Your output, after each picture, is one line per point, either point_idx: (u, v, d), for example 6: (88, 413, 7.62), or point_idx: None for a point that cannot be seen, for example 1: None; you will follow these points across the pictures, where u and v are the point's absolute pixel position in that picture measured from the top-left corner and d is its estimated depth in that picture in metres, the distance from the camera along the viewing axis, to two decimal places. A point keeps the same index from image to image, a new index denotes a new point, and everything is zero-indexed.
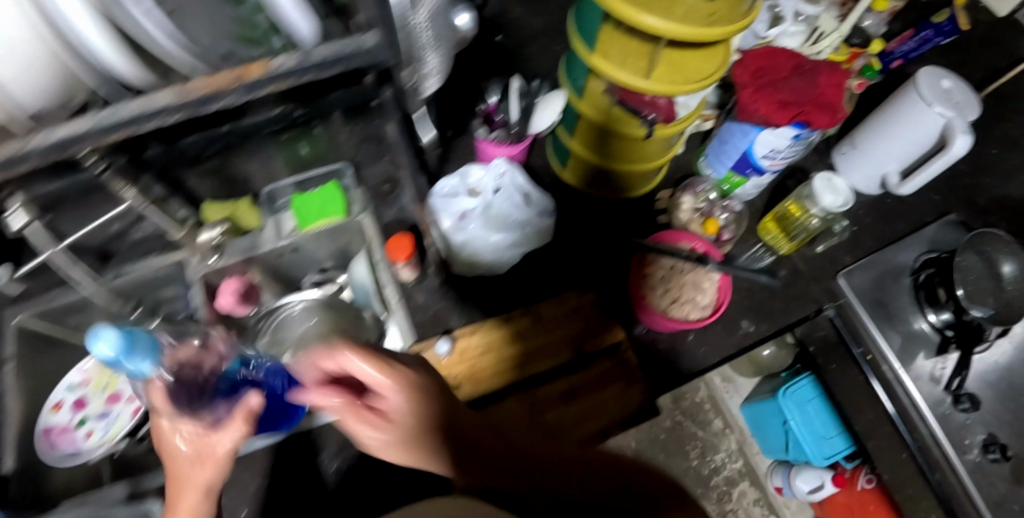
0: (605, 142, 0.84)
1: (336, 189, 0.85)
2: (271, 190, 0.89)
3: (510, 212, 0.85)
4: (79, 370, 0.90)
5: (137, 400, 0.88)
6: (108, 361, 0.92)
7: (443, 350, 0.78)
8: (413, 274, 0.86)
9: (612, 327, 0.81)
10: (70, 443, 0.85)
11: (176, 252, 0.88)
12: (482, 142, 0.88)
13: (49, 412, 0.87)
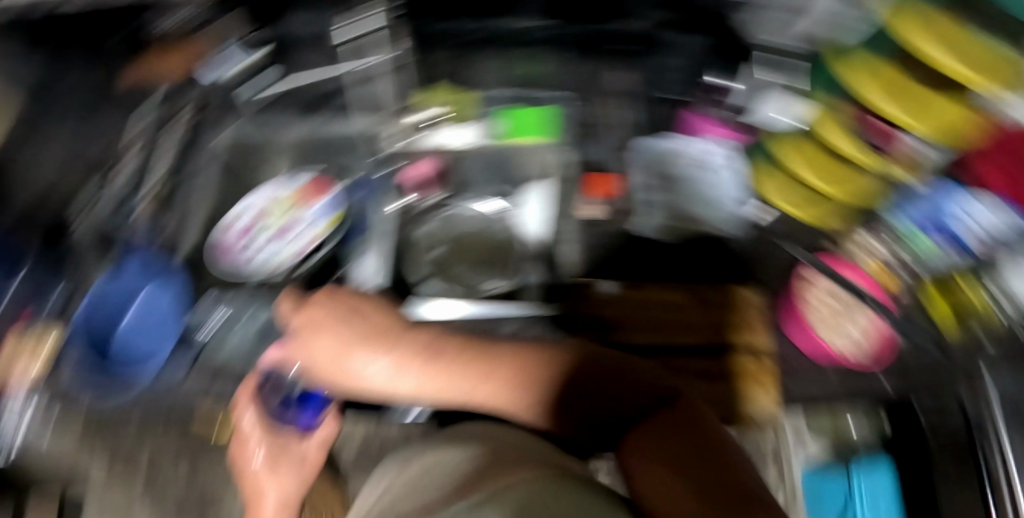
0: (820, 161, 0.80)
1: (554, 113, 0.92)
2: (490, 94, 0.92)
3: (722, 190, 0.92)
4: (259, 194, 0.86)
5: (298, 244, 0.88)
6: (287, 191, 0.87)
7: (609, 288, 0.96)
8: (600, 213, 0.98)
9: (747, 329, 0.94)
10: (234, 251, 0.87)
11: (387, 122, 0.91)
12: (698, 117, 0.90)
13: (231, 218, 0.86)
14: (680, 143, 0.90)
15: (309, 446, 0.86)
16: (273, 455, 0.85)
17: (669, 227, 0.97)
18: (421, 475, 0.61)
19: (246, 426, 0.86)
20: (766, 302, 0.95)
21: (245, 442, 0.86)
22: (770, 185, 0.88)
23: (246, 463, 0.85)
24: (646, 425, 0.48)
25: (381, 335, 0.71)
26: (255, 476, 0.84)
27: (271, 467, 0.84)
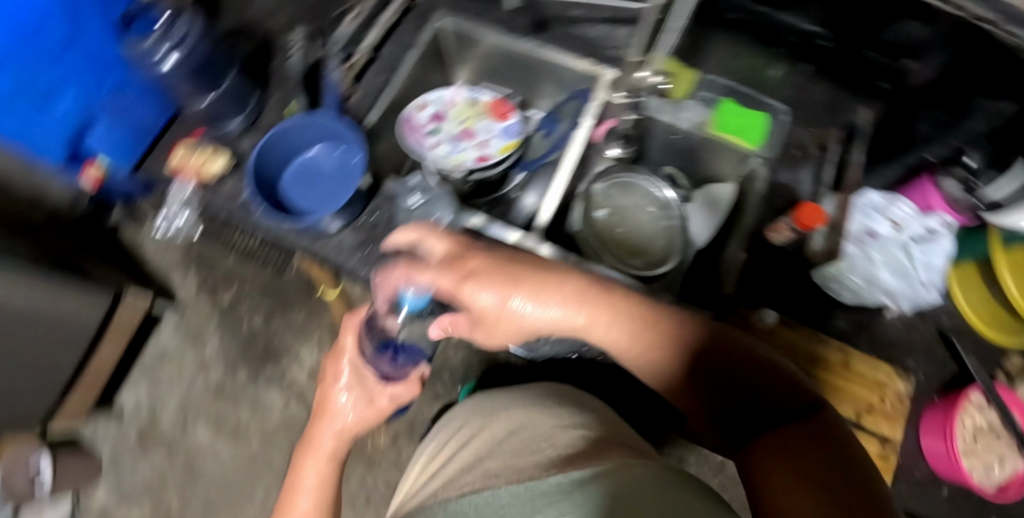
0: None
1: (765, 119, 0.79)
2: (709, 78, 0.83)
3: (919, 267, 0.78)
4: (452, 92, 0.89)
5: (486, 149, 0.84)
6: (476, 102, 0.90)
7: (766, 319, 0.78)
8: (790, 239, 0.79)
9: (895, 423, 0.75)
10: (417, 140, 0.85)
11: (599, 67, 0.84)
12: (931, 186, 0.76)
13: (414, 105, 0.88)
14: (883, 202, 0.78)
15: (385, 394, 0.68)
16: (358, 396, 0.67)
17: (862, 295, 0.80)
18: (490, 414, 0.61)
19: (346, 351, 0.67)
20: (906, 395, 0.77)
21: (336, 365, 0.68)
22: (960, 283, 0.82)
23: (329, 388, 0.68)
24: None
25: (508, 261, 0.53)
26: (329, 410, 0.67)
27: (349, 406, 0.66)
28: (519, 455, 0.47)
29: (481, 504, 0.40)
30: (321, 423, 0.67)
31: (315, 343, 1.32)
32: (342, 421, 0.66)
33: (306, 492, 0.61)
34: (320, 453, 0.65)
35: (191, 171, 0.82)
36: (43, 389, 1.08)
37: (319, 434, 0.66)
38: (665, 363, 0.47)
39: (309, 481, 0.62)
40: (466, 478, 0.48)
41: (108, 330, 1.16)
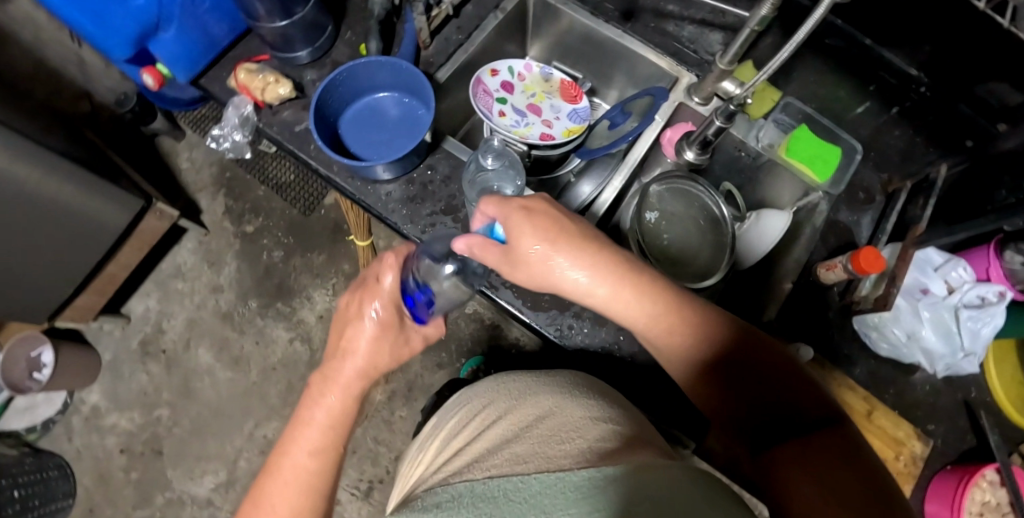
0: None
1: (835, 153, 0.78)
2: (788, 101, 0.82)
3: (962, 333, 0.76)
4: (527, 64, 0.90)
5: (550, 127, 0.87)
6: (548, 80, 0.91)
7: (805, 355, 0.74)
8: (842, 277, 0.75)
9: (905, 483, 0.76)
10: (484, 104, 0.84)
11: (681, 70, 0.83)
12: (994, 255, 0.75)
13: (488, 69, 0.87)
14: (940, 261, 0.78)
15: (415, 338, 0.59)
16: (388, 341, 0.56)
17: (897, 347, 0.79)
18: (513, 398, 0.59)
19: (381, 288, 0.55)
20: (921, 457, 0.76)
21: (366, 299, 0.56)
22: (994, 357, 0.82)
23: (348, 322, 0.56)
24: (815, 460, 0.43)
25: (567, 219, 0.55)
26: (348, 348, 0.55)
27: (373, 347, 0.55)
28: (547, 446, 0.46)
29: (510, 490, 0.37)
30: (335, 361, 0.55)
31: (328, 288, 1.32)
32: (364, 362, 0.55)
33: (316, 427, 0.52)
34: (335, 394, 0.54)
35: (254, 94, 0.78)
36: (58, 281, 1.08)
37: (334, 371, 0.55)
38: (693, 346, 0.51)
39: (319, 418, 0.53)
40: (491, 460, 0.46)
41: (131, 237, 1.16)
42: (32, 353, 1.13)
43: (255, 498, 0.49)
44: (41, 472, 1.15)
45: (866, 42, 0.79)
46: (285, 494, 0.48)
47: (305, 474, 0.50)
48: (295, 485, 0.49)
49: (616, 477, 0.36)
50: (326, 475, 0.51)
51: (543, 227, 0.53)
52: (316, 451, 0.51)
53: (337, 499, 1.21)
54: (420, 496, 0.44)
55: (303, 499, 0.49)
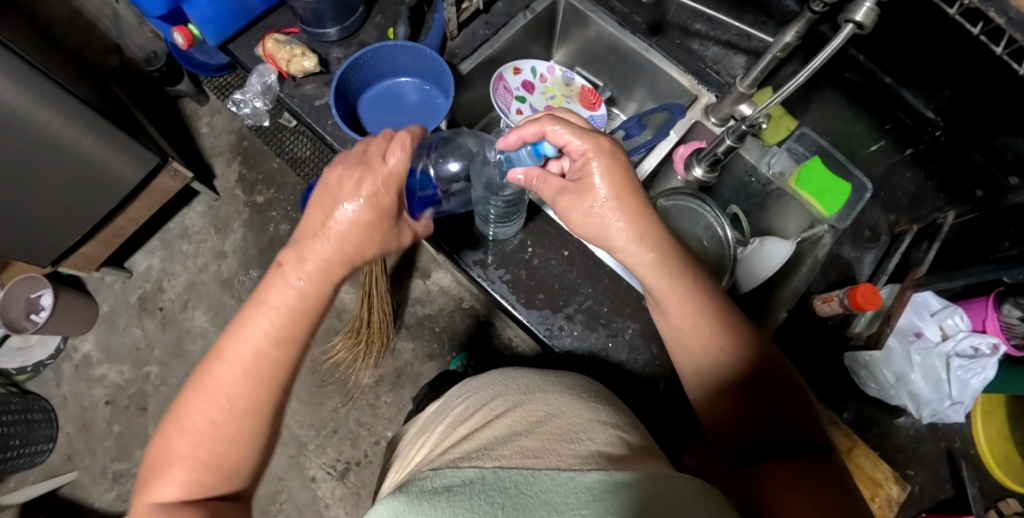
0: None
1: (844, 190, 0.80)
2: (804, 132, 0.83)
3: (952, 381, 0.76)
4: (550, 67, 0.92)
5: None
6: (569, 85, 0.93)
7: None
8: (835, 311, 0.76)
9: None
10: (503, 101, 0.86)
11: (702, 90, 0.84)
12: (993, 308, 0.74)
13: (511, 67, 0.88)
14: (938, 307, 0.77)
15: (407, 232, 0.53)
16: (374, 231, 0.48)
17: (882, 386, 0.79)
18: (512, 383, 0.59)
19: (383, 169, 0.47)
20: (898, 501, 0.74)
21: (359, 174, 0.47)
22: (983, 412, 0.82)
23: (332, 196, 0.47)
24: (810, 486, 0.43)
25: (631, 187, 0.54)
26: (325, 229, 0.47)
27: (355, 232, 0.47)
28: (552, 435, 0.48)
29: (525, 482, 0.41)
30: (307, 240, 0.47)
31: None
32: (349, 245, 0.47)
33: (278, 310, 0.45)
34: (305, 280, 0.46)
35: (279, 65, 0.79)
36: (67, 227, 1.09)
37: (308, 251, 0.46)
38: (721, 346, 0.52)
39: (279, 303, 0.45)
40: (497, 449, 0.46)
41: (143, 192, 1.18)
42: (31, 294, 1.17)
43: (199, 373, 0.44)
44: (27, 414, 1.16)
45: (886, 80, 0.75)
46: (228, 385, 0.43)
47: (257, 362, 0.44)
48: (243, 373, 0.44)
49: (623, 484, 0.40)
50: (280, 370, 0.45)
51: (613, 183, 0.53)
52: (265, 342, 0.45)
53: (313, 476, 1.21)
54: (416, 478, 0.43)
55: (250, 391, 0.44)
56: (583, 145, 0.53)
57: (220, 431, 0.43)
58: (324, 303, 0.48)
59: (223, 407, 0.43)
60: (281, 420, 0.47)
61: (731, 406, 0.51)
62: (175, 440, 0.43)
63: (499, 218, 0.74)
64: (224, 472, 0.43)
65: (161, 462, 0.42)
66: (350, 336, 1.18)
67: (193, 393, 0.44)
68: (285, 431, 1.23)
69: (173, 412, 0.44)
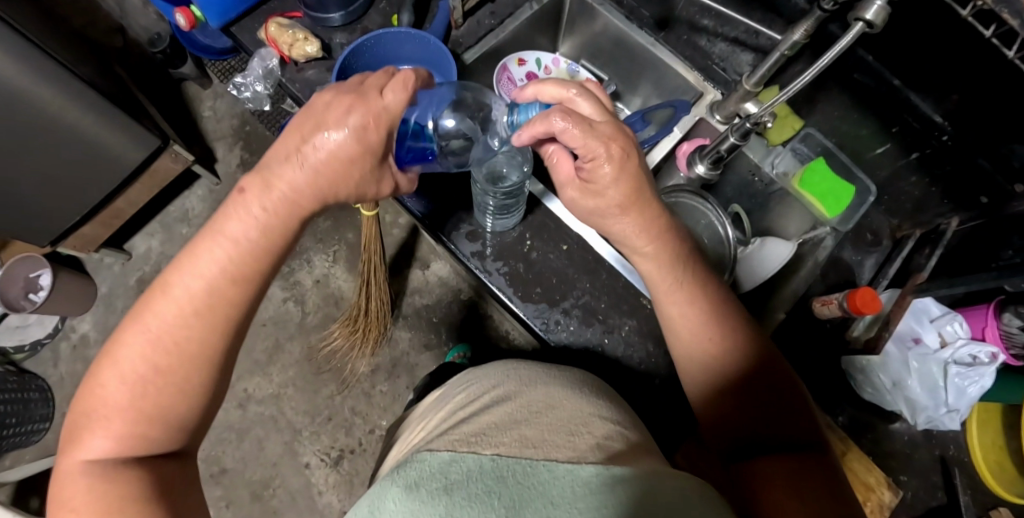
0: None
1: (847, 193, 0.80)
2: (809, 133, 0.81)
3: (950, 388, 0.75)
4: (556, 58, 0.92)
5: None
6: (574, 77, 0.93)
7: None
8: (835, 313, 0.75)
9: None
10: (505, 91, 0.88)
11: (708, 87, 0.83)
12: (993, 316, 0.73)
13: (515, 58, 0.89)
14: (938, 314, 0.77)
15: (384, 182, 0.53)
16: (354, 166, 0.47)
17: (879, 390, 0.79)
18: (513, 374, 0.59)
19: (378, 103, 0.46)
20: (889, 507, 0.73)
21: (349, 104, 0.45)
22: (977, 420, 0.81)
23: (315, 121, 0.46)
24: (802, 483, 0.43)
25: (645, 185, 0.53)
26: (301, 153, 0.45)
27: (335, 167, 0.46)
28: (549, 428, 0.49)
29: (525, 472, 0.41)
30: (278, 169, 0.45)
31: (329, 254, 1.33)
32: (324, 175, 0.46)
33: (232, 243, 0.45)
34: (263, 212, 0.45)
35: (281, 49, 0.79)
36: (65, 207, 1.09)
37: (275, 178, 0.45)
38: (719, 346, 0.52)
39: (236, 234, 0.45)
40: (495, 436, 0.47)
41: (144, 174, 1.17)
42: (30, 274, 1.16)
43: (142, 309, 0.44)
44: (24, 393, 1.16)
45: (895, 82, 0.73)
46: (171, 318, 0.43)
47: (204, 300, 0.44)
48: (187, 313, 0.44)
49: (621, 478, 0.41)
50: (229, 313, 0.45)
51: (622, 188, 0.52)
52: (213, 278, 0.44)
53: (307, 463, 1.22)
54: (412, 459, 0.43)
55: (194, 335, 0.44)
56: (597, 149, 0.50)
57: (160, 375, 0.43)
58: (285, 245, 0.48)
59: (163, 351, 0.43)
60: (228, 365, 0.47)
61: (726, 401, 0.52)
62: (109, 383, 0.42)
63: (496, 210, 0.74)
64: (163, 424, 0.43)
65: (95, 409, 0.42)
66: (347, 324, 1.20)
67: (132, 331, 0.43)
68: (280, 418, 1.24)
69: (109, 354, 0.43)
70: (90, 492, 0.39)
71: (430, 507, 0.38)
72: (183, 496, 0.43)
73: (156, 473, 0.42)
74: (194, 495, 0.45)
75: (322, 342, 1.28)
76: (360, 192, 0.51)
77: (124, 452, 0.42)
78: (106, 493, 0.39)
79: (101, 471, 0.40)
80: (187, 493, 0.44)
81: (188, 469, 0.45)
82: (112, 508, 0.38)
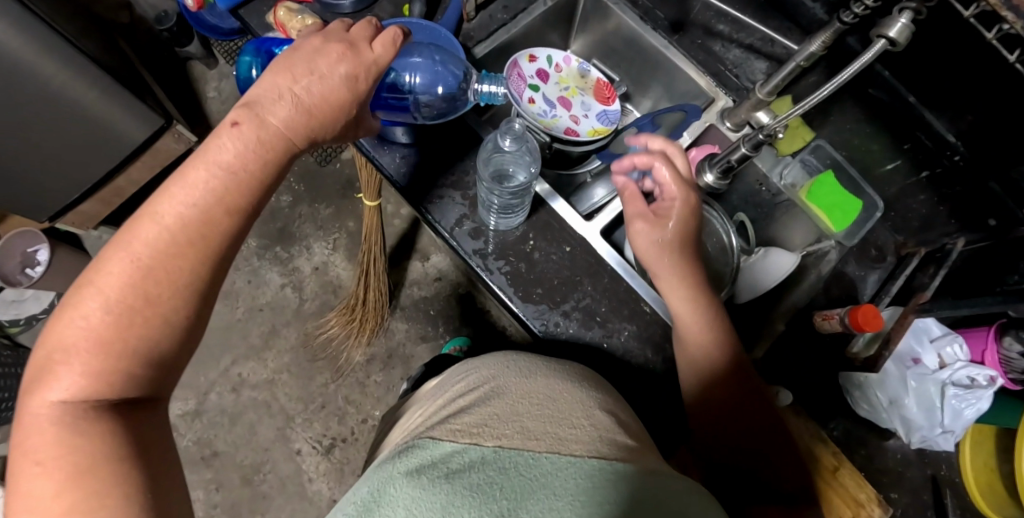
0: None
1: (852, 207, 0.80)
2: (819, 145, 0.82)
3: (948, 409, 0.76)
4: (567, 57, 0.89)
5: (576, 124, 0.87)
6: (584, 77, 0.90)
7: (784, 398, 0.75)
8: (836, 327, 0.75)
9: None
10: (516, 88, 0.83)
11: (720, 93, 0.82)
12: (993, 339, 0.74)
13: (526, 54, 0.86)
14: (937, 335, 0.78)
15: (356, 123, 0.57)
16: (344, 102, 0.51)
17: (877, 410, 0.78)
18: (512, 364, 0.59)
19: (368, 55, 0.52)
20: None
21: (343, 52, 0.51)
22: (972, 442, 0.81)
23: (305, 60, 0.50)
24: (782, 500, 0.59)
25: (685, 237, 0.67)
26: (293, 92, 0.48)
27: (326, 98, 0.50)
28: (551, 416, 0.50)
29: (524, 464, 0.43)
30: (270, 100, 0.48)
31: (329, 242, 1.32)
32: (312, 113, 0.49)
33: (224, 169, 0.45)
34: (254, 136, 0.47)
35: (290, 35, 0.78)
36: (66, 184, 1.08)
37: (263, 109, 0.48)
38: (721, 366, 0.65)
39: (229, 163, 0.45)
40: (498, 427, 0.47)
41: (146, 153, 1.16)
42: (27, 249, 1.16)
43: (125, 237, 0.42)
44: (17, 368, 1.16)
45: (910, 99, 0.73)
46: (160, 241, 0.42)
47: (195, 229, 0.44)
48: (177, 242, 0.43)
49: (621, 473, 0.43)
50: (218, 243, 0.45)
51: (681, 226, 0.67)
52: (205, 206, 0.44)
53: (298, 450, 1.22)
54: (416, 446, 0.45)
55: (184, 268, 0.43)
56: (676, 194, 0.67)
57: (145, 308, 0.41)
58: (276, 176, 0.49)
59: (153, 281, 0.42)
60: (211, 304, 0.46)
61: (721, 411, 0.64)
62: (86, 316, 0.40)
63: (501, 209, 0.75)
64: (145, 361, 0.42)
65: (73, 343, 0.40)
66: (345, 313, 1.22)
67: (114, 259, 0.42)
68: (273, 403, 1.23)
69: (88, 279, 0.41)
70: (57, 443, 0.37)
71: (433, 492, 0.40)
72: (155, 448, 0.41)
73: (130, 420, 0.40)
74: (165, 440, 0.43)
75: (318, 330, 1.27)
76: (340, 132, 0.55)
77: (100, 394, 0.40)
78: (78, 444, 0.37)
79: (71, 417, 0.38)
80: (156, 441, 0.42)
81: (161, 419, 0.44)
82: (85, 461, 0.37)
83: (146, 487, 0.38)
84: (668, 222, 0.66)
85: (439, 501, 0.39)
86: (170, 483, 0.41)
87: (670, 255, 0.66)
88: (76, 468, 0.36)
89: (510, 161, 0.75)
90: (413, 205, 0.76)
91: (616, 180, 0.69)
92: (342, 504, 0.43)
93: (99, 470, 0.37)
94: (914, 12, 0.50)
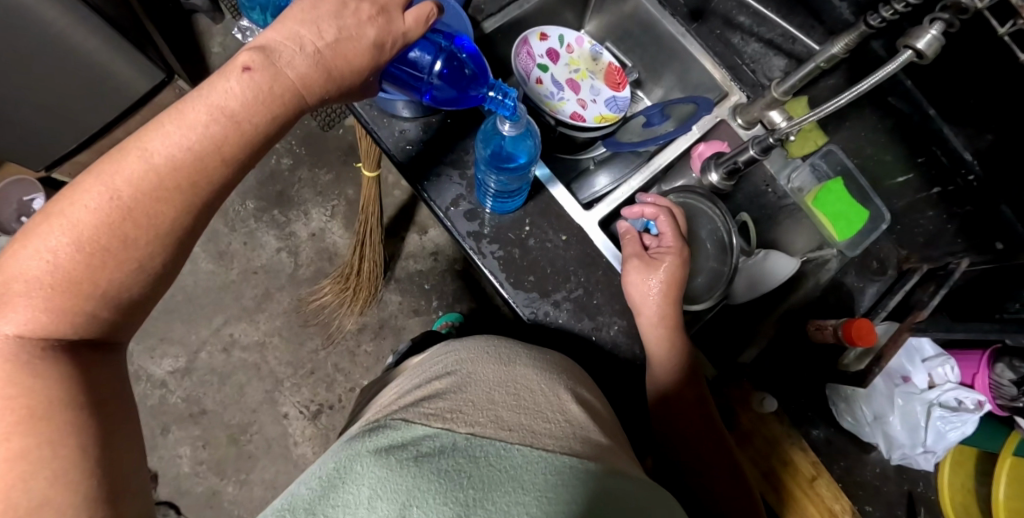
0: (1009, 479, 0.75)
1: (858, 216, 0.77)
2: (830, 151, 0.79)
3: (932, 433, 0.76)
4: (580, 39, 0.87)
5: (584, 109, 0.84)
6: (595, 60, 0.88)
7: (766, 406, 0.75)
8: (833, 338, 0.74)
9: None
10: (524, 67, 0.81)
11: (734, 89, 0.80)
12: (987, 366, 0.73)
13: (537, 32, 0.83)
14: (931, 359, 0.77)
15: (365, 87, 0.54)
16: (365, 68, 0.49)
17: (859, 425, 0.80)
18: (492, 349, 0.58)
19: (399, 28, 0.50)
20: None
21: (374, 17, 0.49)
22: (957, 462, 0.82)
23: (329, 15, 0.47)
24: None
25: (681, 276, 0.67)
26: (309, 48, 0.46)
27: (338, 60, 0.47)
28: (525, 408, 0.49)
29: (491, 455, 0.42)
30: (289, 51, 0.45)
31: (328, 209, 1.31)
32: (321, 79, 0.47)
33: (223, 118, 0.43)
34: (264, 86, 0.44)
35: None
36: (63, 132, 1.06)
37: (274, 58, 0.45)
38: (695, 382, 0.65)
39: (230, 110, 0.44)
40: (471, 414, 0.47)
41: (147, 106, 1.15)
42: (24, 197, 1.16)
43: (106, 170, 0.41)
44: None
45: (930, 112, 0.71)
46: (142, 184, 0.41)
47: (183, 175, 0.42)
48: (163, 186, 0.41)
49: (592, 474, 0.42)
50: (204, 192, 0.43)
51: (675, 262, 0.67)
52: (193, 153, 0.42)
53: (286, 413, 1.23)
54: (388, 426, 0.45)
55: (166, 214, 0.42)
56: (671, 245, 0.68)
57: (120, 251, 0.40)
58: (279, 130, 0.47)
59: (131, 224, 0.40)
60: (185, 255, 0.45)
61: (691, 423, 0.65)
62: (54, 249, 0.39)
63: (498, 194, 0.72)
64: (111, 305, 0.41)
65: (40, 278, 0.38)
66: (340, 281, 1.22)
67: (91, 192, 0.40)
68: (263, 365, 1.24)
69: (58, 206, 0.40)
70: (11, 382, 0.36)
71: (399, 474, 0.39)
72: (114, 393, 0.41)
73: (87, 364, 0.40)
74: (123, 386, 0.43)
75: (311, 296, 1.27)
76: (348, 97, 0.52)
77: (60, 332, 0.39)
78: (37, 386, 0.36)
79: (26, 355, 0.37)
80: (112, 383, 0.41)
81: (118, 363, 0.43)
82: (43, 406, 0.36)
83: (100, 436, 0.38)
84: (657, 266, 0.67)
85: (404, 483, 0.39)
86: (127, 434, 0.41)
87: (665, 289, 0.66)
88: (28, 412, 0.36)
89: (509, 146, 0.70)
90: (412, 182, 0.74)
91: (619, 224, 0.72)
92: (306, 475, 0.43)
93: (57, 413, 0.36)
94: (945, 24, 0.47)
